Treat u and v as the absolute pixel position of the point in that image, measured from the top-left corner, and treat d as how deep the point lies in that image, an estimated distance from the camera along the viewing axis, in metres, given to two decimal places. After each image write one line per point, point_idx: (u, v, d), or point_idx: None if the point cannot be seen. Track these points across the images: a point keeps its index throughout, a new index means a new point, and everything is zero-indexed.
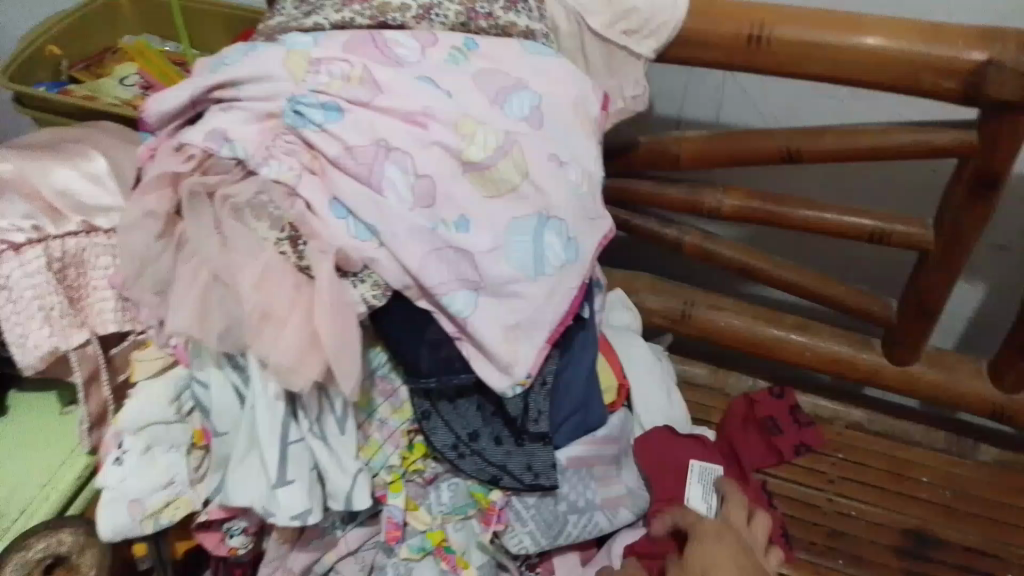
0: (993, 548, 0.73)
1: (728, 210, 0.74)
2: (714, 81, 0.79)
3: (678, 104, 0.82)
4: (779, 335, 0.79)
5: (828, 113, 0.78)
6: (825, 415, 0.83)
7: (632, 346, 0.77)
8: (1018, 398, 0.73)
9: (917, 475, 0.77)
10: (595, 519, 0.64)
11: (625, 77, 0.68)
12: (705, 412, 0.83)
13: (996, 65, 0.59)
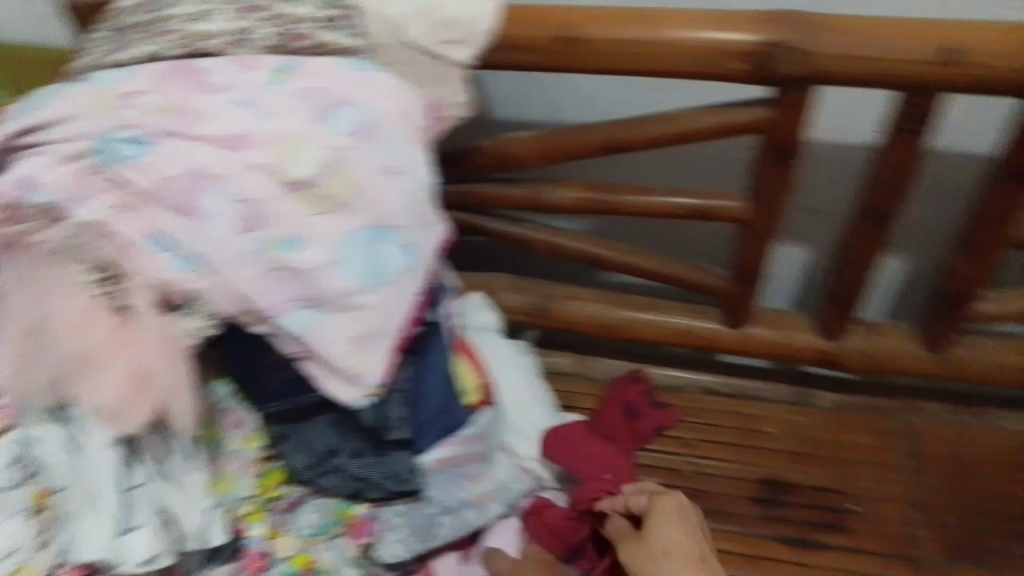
0: (838, 484, 0.81)
1: (570, 204, 0.75)
2: (551, 79, 0.77)
3: (519, 105, 0.79)
4: (634, 316, 0.83)
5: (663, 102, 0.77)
6: (682, 383, 0.90)
7: (492, 346, 0.80)
8: (844, 344, 0.80)
9: (766, 429, 0.85)
10: (464, 516, 0.68)
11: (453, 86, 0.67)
12: (573, 399, 0.87)
13: (782, 46, 0.63)
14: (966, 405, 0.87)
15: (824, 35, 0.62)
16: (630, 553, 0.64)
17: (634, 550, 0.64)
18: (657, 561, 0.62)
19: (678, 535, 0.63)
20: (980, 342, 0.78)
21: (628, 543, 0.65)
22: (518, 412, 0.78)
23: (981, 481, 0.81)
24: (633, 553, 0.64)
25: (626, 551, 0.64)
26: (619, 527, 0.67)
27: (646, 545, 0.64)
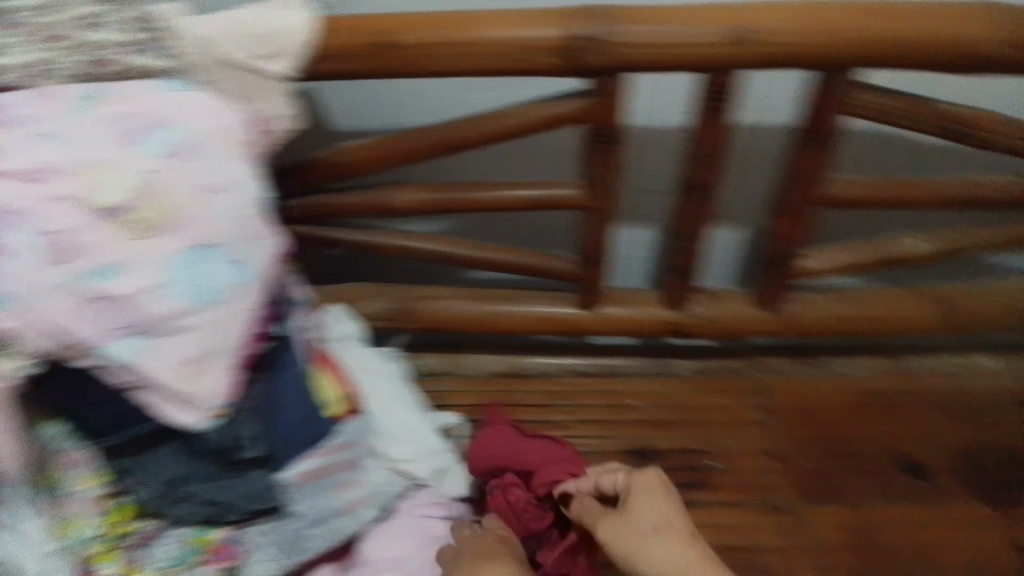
0: (699, 443, 0.86)
1: (411, 205, 0.76)
2: (383, 89, 0.76)
3: (355, 116, 0.78)
4: (493, 309, 0.85)
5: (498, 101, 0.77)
6: (552, 370, 0.92)
7: (355, 357, 0.81)
8: (686, 313, 0.85)
9: (632, 402, 0.89)
10: (335, 525, 0.68)
11: (274, 98, 0.66)
12: (446, 398, 0.90)
13: (584, 38, 0.65)
14: (811, 356, 0.93)
15: (622, 25, 0.65)
16: (617, 530, 0.65)
17: (617, 526, 0.66)
18: (639, 540, 0.63)
19: (661, 514, 0.65)
20: (813, 300, 0.84)
21: (611, 523, 0.66)
22: (390, 416, 0.79)
23: (824, 424, 0.88)
24: (619, 532, 0.65)
25: (610, 530, 0.66)
26: (592, 512, 0.71)
27: (632, 517, 0.66)
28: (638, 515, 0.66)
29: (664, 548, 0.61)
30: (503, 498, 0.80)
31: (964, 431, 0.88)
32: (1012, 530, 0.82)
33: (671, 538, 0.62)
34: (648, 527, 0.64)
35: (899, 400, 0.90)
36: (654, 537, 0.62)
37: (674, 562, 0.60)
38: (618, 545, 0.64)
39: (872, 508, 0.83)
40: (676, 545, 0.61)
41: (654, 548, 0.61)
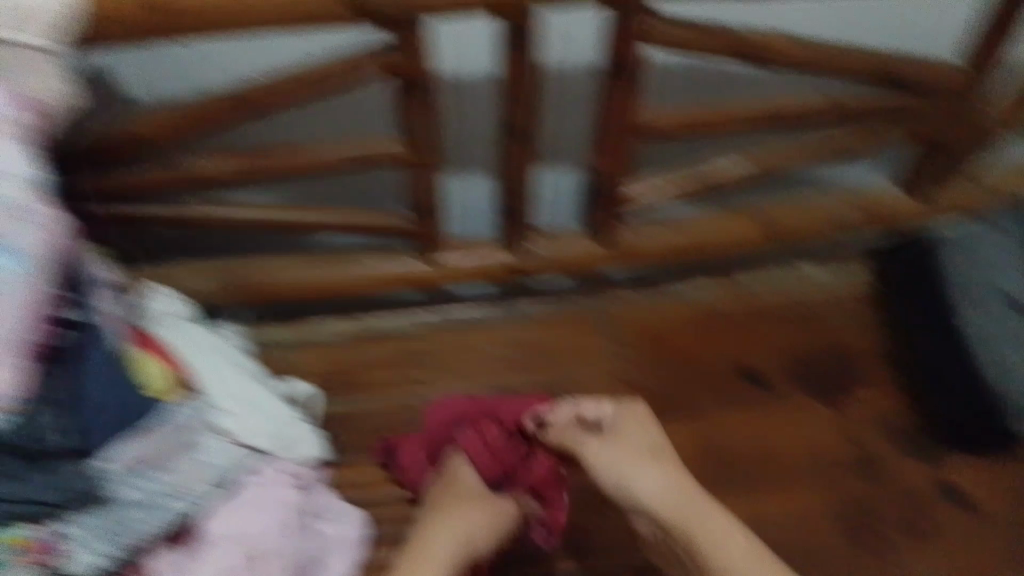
0: (549, 380, 0.89)
1: (234, 170, 0.72)
2: (172, 53, 0.68)
3: (148, 85, 0.71)
4: (334, 271, 0.85)
5: (303, 55, 0.70)
6: (399, 328, 0.91)
7: (186, 334, 0.78)
8: (525, 258, 0.87)
9: (481, 346, 0.90)
10: (167, 509, 0.67)
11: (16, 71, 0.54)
12: (293, 367, 0.88)
13: None
14: (655, 284, 0.95)
15: None
16: (624, 451, 0.73)
17: (613, 452, 0.73)
18: (640, 465, 0.72)
19: (651, 443, 0.74)
20: (644, 227, 0.88)
21: (604, 448, 0.73)
22: (228, 393, 0.75)
23: (667, 348, 0.91)
24: (616, 452, 0.73)
25: (605, 455, 0.73)
26: (575, 435, 0.74)
27: (624, 447, 0.73)
28: (630, 441, 0.73)
29: (667, 476, 0.71)
30: (478, 441, 0.77)
31: (798, 336, 0.93)
32: (841, 423, 0.88)
33: (665, 466, 0.72)
34: (645, 457, 0.72)
35: (737, 316, 0.94)
36: (645, 465, 0.72)
37: (664, 492, 0.70)
38: (614, 467, 0.72)
39: (714, 418, 0.88)
40: (664, 471, 0.72)
41: (648, 471, 0.71)
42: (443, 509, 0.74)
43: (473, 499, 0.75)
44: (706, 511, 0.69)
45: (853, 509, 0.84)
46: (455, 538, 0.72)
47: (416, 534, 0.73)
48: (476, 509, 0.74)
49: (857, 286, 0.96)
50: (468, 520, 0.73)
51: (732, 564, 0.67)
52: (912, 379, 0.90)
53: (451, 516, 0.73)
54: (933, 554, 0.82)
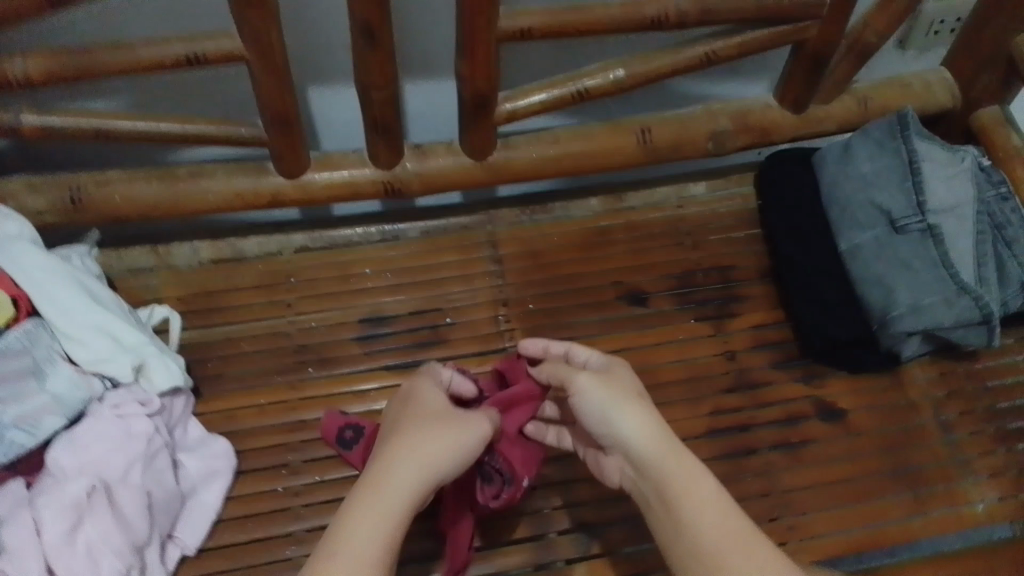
0: (432, 302, 0.86)
1: (35, 75, 0.65)
2: None
3: None
4: (181, 188, 0.76)
5: None
6: (273, 250, 0.86)
7: (14, 255, 0.69)
8: (397, 171, 0.82)
9: (360, 270, 0.86)
10: (6, 438, 0.64)
11: None
12: (155, 293, 0.82)
13: None
14: (540, 203, 0.93)
15: None
16: (615, 388, 0.63)
17: (600, 381, 0.64)
18: (630, 400, 0.62)
19: (637, 389, 0.65)
20: (521, 143, 0.84)
21: (590, 377, 0.64)
22: (68, 316, 0.69)
23: (553, 267, 0.89)
24: (604, 386, 0.63)
25: (592, 388, 0.64)
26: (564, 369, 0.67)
27: (612, 383, 0.64)
28: (618, 382, 0.64)
29: (658, 423, 0.61)
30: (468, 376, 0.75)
31: (683, 256, 0.91)
32: (723, 340, 0.86)
33: (655, 412, 0.62)
34: (634, 393, 0.63)
35: (622, 236, 0.92)
36: (635, 406, 0.62)
37: (648, 434, 0.60)
38: (598, 403, 0.62)
39: (594, 340, 0.85)
40: (651, 417, 0.61)
41: (635, 409, 0.61)
42: (401, 433, 0.60)
43: (434, 419, 0.62)
44: (693, 473, 0.58)
45: (736, 428, 0.80)
46: (413, 466, 0.57)
47: (374, 465, 0.58)
48: (438, 429, 0.60)
49: (742, 204, 0.96)
50: (427, 441, 0.59)
51: (702, 527, 0.55)
52: (786, 295, 0.88)
53: (409, 438, 0.59)
54: (814, 471, 0.79)
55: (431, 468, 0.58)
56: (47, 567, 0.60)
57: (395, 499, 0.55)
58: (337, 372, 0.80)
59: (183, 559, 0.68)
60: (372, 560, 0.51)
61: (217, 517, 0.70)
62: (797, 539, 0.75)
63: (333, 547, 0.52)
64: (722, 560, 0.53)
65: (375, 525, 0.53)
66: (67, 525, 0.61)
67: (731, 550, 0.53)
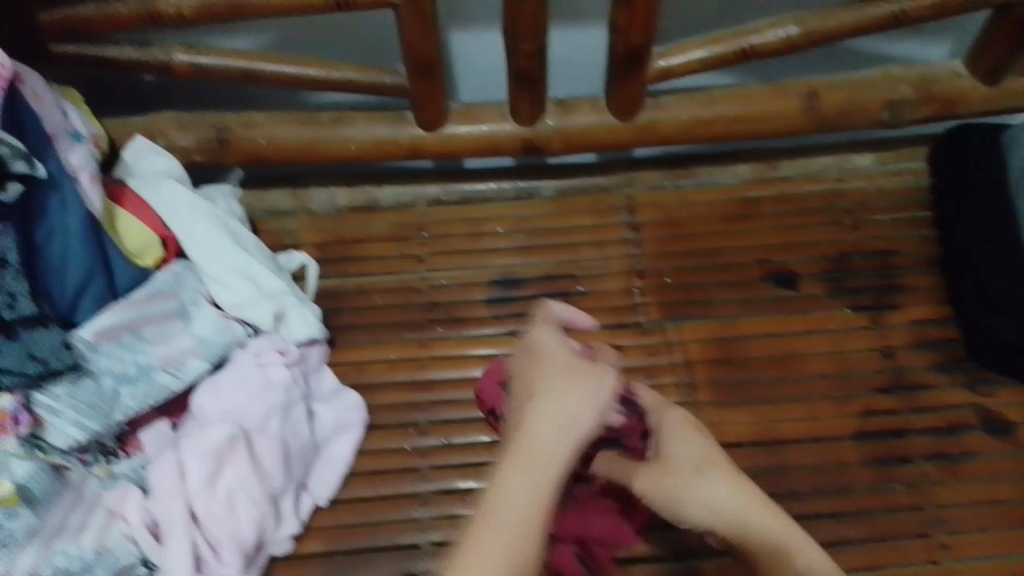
0: (566, 269, 0.82)
1: (187, 12, 0.63)
2: None
3: None
4: (322, 134, 0.75)
5: None
6: (406, 200, 0.84)
7: (164, 193, 0.70)
8: (539, 128, 0.77)
9: (492, 229, 0.83)
10: (157, 382, 0.63)
11: None
12: (291, 238, 0.82)
13: None
14: (684, 168, 0.87)
15: None
16: (677, 474, 0.59)
17: (650, 473, 0.60)
18: (692, 489, 0.58)
19: (704, 450, 0.60)
20: (672, 104, 0.78)
21: (645, 473, 0.60)
22: (215, 258, 0.70)
23: (694, 239, 0.83)
24: (664, 476, 0.59)
25: (651, 483, 0.59)
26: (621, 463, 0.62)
27: (662, 469, 0.59)
28: (679, 460, 0.59)
29: (727, 498, 0.57)
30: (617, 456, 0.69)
31: (840, 236, 0.84)
32: (880, 334, 0.79)
33: (719, 482, 0.58)
34: (690, 471, 0.58)
35: (772, 210, 0.85)
36: (704, 485, 0.58)
37: (728, 511, 0.57)
38: (663, 499, 0.59)
39: (735, 321, 0.80)
40: (722, 489, 0.58)
41: (703, 493, 0.58)
42: (536, 389, 0.54)
43: (567, 368, 0.55)
44: (783, 542, 0.56)
45: (888, 433, 0.75)
46: (553, 425, 0.52)
47: (513, 429, 0.53)
48: (577, 384, 0.54)
49: (910, 180, 0.87)
50: (565, 397, 0.53)
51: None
52: (955, 290, 0.80)
53: (546, 397, 0.53)
54: (973, 488, 0.72)
55: (577, 426, 0.52)
56: (190, 511, 0.61)
57: (543, 462, 0.49)
58: (466, 333, 0.78)
59: (316, 510, 0.68)
60: (529, 521, 0.47)
61: (348, 470, 0.70)
62: (952, 558, 0.69)
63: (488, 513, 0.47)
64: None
65: (525, 488, 0.48)
66: (208, 470, 0.62)
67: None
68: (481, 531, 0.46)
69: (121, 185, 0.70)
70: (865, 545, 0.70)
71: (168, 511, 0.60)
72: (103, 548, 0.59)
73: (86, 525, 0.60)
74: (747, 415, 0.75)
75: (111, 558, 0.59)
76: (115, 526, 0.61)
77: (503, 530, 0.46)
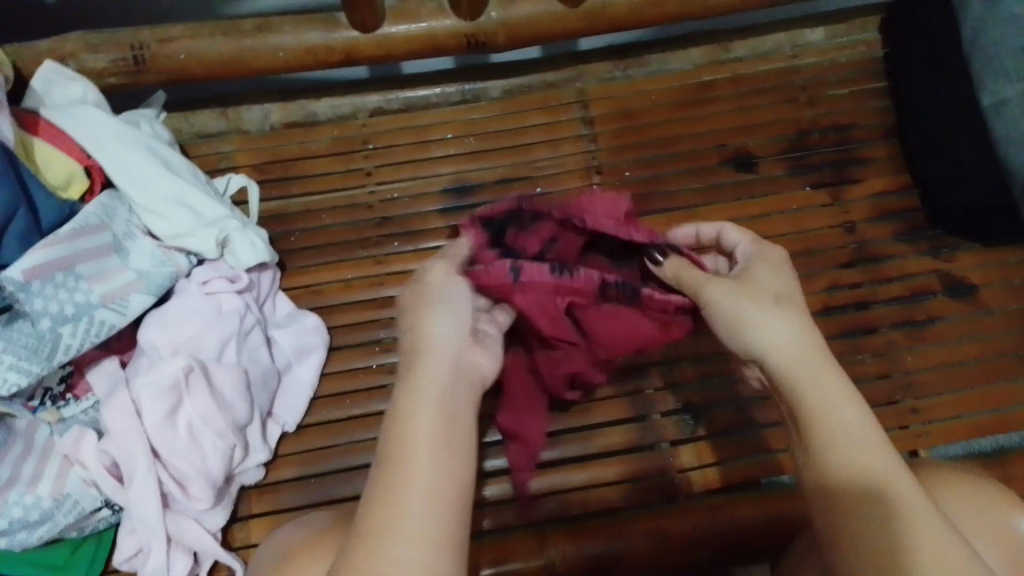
0: (521, 171, 0.79)
1: None
2: None
3: None
4: (249, 45, 0.69)
5: None
6: (346, 112, 0.80)
7: (81, 119, 0.65)
8: (482, 21, 0.72)
9: (440, 135, 0.79)
10: (99, 318, 0.59)
11: None
12: (227, 161, 0.77)
13: None
14: (635, 57, 0.83)
15: None
16: (749, 289, 0.49)
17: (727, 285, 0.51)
18: (754, 312, 0.48)
19: (789, 288, 0.50)
20: None
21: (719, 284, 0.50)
22: (144, 187, 0.66)
23: (650, 130, 0.81)
24: (741, 291, 0.50)
25: (722, 292, 0.50)
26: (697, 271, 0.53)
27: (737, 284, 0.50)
28: (762, 282, 0.50)
29: (787, 336, 0.47)
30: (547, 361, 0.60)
31: (796, 114, 0.82)
32: (840, 209, 0.79)
33: (787, 319, 0.48)
34: (763, 296, 0.49)
35: (727, 92, 0.82)
36: (767, 309, 0.48)
37: (784, 349, 0.47)
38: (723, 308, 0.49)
39: (698, 211, 0.78)
40: (794, 328, 0.48)
41: (765, 318, 0.48)
42: (410, 316, 0.48)
43: (448, 286, 0.49)
44: (841, 402, 0.45)
45: (853, 306, 0.75)
46: (439, 350, 0.45)
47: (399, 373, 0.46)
48: (450, 304, 0.48)
49: (864, 51, 0.85)
50: (440, 320, 0.47)
51: (834, 471, 0.44)
52: (915, 157, 0.80)
53: (422, 322, 0.47)
54: (936, 351, 0.73)
55: (461, 345, 0.46)
56: (150, 447, 0.59)
57: (433, 390, 0.43)
58: (423, 246, 0.75)
59: (284, 436, 0.66)
60: (444, 468, 0.40)
61: (313, 394, 0.68)
62: (918, 421, 0.71)
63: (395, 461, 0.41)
64: (846, 509, 0.43)
65: (430, 422, 0.42)
66: (166, 405, 0.59)
67: (876, 512, 0.42)
68: (393, 484, 0.39)
69: (34, 116, 0.64)
70: None
71: (127, 450, 0.58)
72: (61, 495, 0.57)
73: (41, 473, 0.57)
74: None
75: (71, 504, 0.57)
76: (71, 470, 0.58)
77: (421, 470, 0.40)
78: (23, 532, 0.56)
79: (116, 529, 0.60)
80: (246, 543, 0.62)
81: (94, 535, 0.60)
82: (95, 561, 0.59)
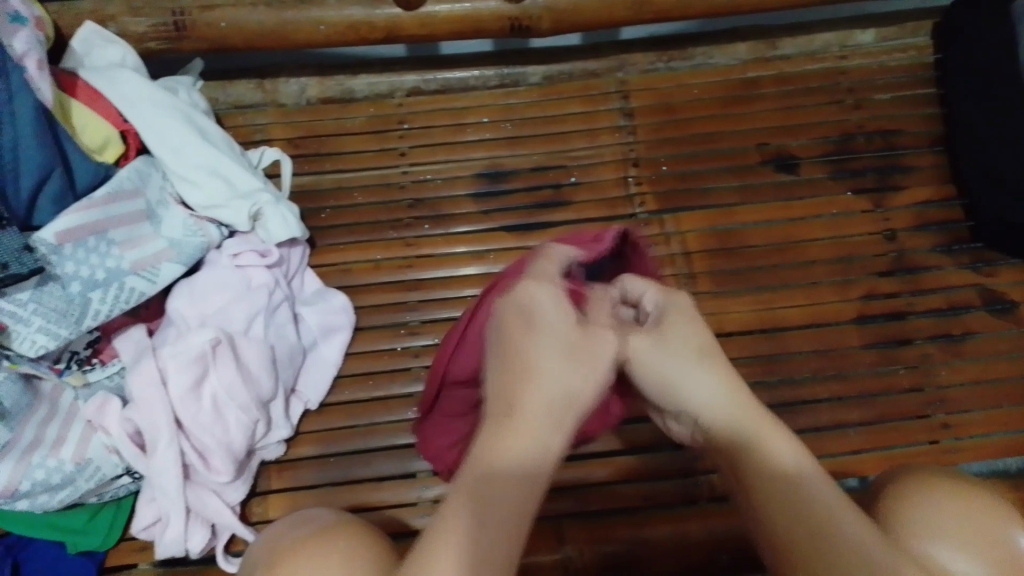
0: (557, 160, 0.77)
1: None
2: None
3: None
4: (291, 17, 0.68)
5: None
6: (383, 91, 0.79)
7: (119, 82, 0.64)
8: (527, 5, 0.71)
9: (476, 119, 0.78)
10: (129, 286, 0.58)
11: None
12: (261, 134, 0.76)
13: None
14: (679, 49, 0.82)
15: None
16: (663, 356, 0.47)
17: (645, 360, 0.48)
18: (685, 371, 0.47)
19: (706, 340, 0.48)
20: None
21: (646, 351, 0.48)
22: (178, 155, 0.65)
23: (690, 125, 0.79)
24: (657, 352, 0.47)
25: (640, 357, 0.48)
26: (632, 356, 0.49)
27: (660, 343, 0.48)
28: (673, 338, 0.48)
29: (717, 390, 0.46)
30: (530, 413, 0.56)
31: (842, 117, 0.80)
32: (880, 217, 0.77)
33: (711, 365, 0.47)
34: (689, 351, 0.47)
35: (771, 91, 0.81)
36: (705, 362, 0.47)
37: (722, 397, 0.46)
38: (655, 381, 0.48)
39: (735, 210, 0.76)
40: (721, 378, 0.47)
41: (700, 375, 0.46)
42: (524, 357, 0.42)
43: (574, 340, 0.43)
44: (767, 425, 0.45)
45: (889, 317, 0.73)
46: (559, 400, 0.41)
47: (496, 398, 0.42)
48: (590, 367, 0.43)
49: (913, 56, 0.83)
50: (567, 376, 0.42)
51: (771, 505, 0.42)
52: (962, 169, 0.77)
53: (544, 373, 0.42)
54: (972, 368, 0.72)
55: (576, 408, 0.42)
56: (175, 417, 0.58)
57: (542, 435, 0.40)
58: (454, 231, 0.74)
59: (305, 413, 0.66)
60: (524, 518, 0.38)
61: (337, 372, 0.67)
62: (950, 437, 0.69)
63: (486, 488, 0.38)
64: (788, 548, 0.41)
65: (528, 456, 0.39)
66: (193, 375, 0.59)
67: (829, 540, 0.40)
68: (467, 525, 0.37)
69: (73, 78, 0.63)
70: (869, 428, 0.69)
71: (152, 419, 0.57)
72: (84, 460, 0.56)
73: (65, 436, 0.57)
74: (752, 304, 0.73)
75: (93, 469, 0.57)
76: (94, 436, 0.57)
77: (503, 515, 0.38)
78: (44, 495, 0.56)
79: (135, 497, 0.60)
80: (264, 518, 0.62)
81: (113, 502, 0.59)
82: (113, 531, 0.59)
